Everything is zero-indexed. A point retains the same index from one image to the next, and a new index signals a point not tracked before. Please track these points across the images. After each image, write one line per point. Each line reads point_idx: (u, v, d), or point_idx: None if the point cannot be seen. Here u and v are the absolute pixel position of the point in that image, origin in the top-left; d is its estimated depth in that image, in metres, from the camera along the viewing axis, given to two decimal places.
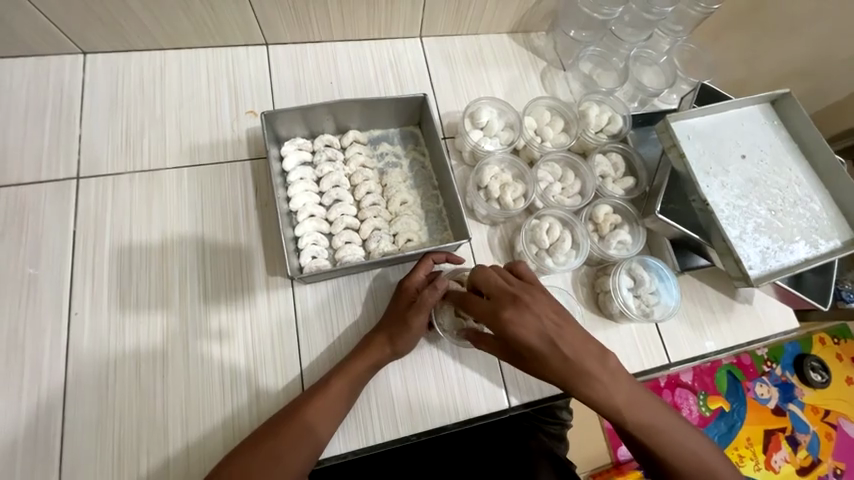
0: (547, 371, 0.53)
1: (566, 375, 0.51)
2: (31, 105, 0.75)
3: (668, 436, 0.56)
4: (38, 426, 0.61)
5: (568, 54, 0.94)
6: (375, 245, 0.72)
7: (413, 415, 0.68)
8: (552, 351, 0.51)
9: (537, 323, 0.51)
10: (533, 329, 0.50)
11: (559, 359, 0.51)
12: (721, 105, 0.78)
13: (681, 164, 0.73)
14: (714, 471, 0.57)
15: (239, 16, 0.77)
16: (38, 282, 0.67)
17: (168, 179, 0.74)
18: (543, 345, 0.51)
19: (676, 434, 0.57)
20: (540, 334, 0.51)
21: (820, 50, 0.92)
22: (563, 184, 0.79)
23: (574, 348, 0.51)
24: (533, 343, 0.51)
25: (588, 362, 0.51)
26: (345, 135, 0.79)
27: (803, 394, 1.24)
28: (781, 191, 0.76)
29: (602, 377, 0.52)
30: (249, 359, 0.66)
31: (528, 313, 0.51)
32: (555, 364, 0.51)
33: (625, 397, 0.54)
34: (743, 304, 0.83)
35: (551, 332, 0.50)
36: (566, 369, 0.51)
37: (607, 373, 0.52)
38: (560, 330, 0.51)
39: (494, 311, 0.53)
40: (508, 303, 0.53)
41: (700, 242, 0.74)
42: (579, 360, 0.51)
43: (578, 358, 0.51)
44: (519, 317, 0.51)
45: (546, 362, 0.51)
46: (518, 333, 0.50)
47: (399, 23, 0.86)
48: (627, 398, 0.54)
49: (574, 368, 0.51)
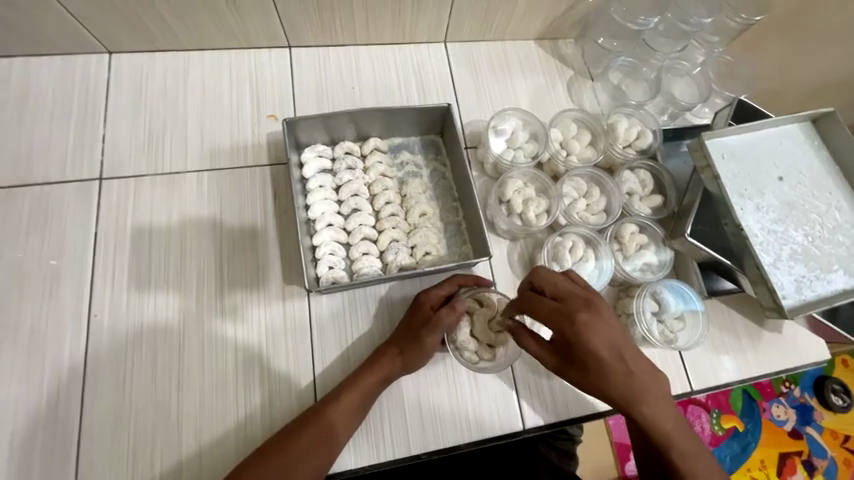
0: (603, 383, 0.51)
1: (623, 387, 0.51)
2: (57, 105, 0.76)
3: (698, 462, 0.56)
4: (55, 427, 0.61)
5: (597, 62, 0.91)
6: (392, 257, 0.70)
7: (426, 433, 0.66)
8: (616, 364, 0.50)
9: (608, 333, 0.50)
10: (604, 342, 0.49)
11: (621, 374, 0.50)
12: (759, 123, 0.75)
13: (715, 186, 0.70)
14: None
15: (264, 19, 0.76)
16: (59, 283, 0.67)
17: (188, 182, 0.74)
18: (608, 358, 0.50)
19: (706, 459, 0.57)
20: (609, 345, 0.49)
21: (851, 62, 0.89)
22: (587, 201, 0.77)
23: (635, 364, 0.51)
24: (602, 352, 0.49)
25: (644, 378, 0.51)
26: (365, 143, 0.78)
27: (822, 418, 1.19)
28: (820, 217, 0.73)
29: (654, 394, 0.52)
30: (264, 367, 0.66)
31: (601, 322, 0.50)
32: (616, 377, 0.50)
33: (669, 419, 0.54)
34: (771, 333, 0.79)
35: (619, 343, 0.50)
36: (626, 381, 0.50)
37: (659, 391, 0.53)
38: (624, 345, 0.50)
39: (567, 316, 0.50)
40: (582, 309, 0.50)
41: (730, 267, 0.71)
42: (638, 376, 0.51)
43: (636, 374, 0.51)
44: (594, 323, 0.49)
45: (607, 373, 0.50)
46: (590, 339, 0.49)
47: (424, 28, 0.84)
48: (670, 421, 0.54)
49: (633, 381, 0.51)
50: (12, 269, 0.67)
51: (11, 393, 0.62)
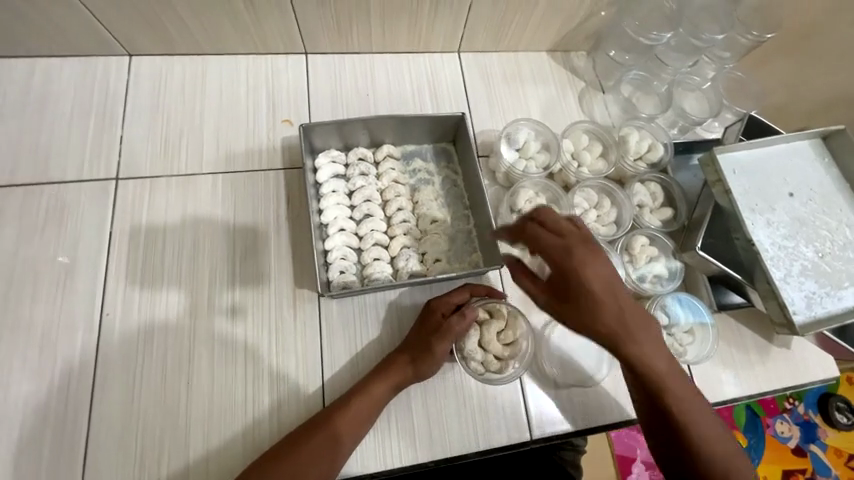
0: (599, 324, 0.47)
1: (618, 327, 0.48)
2: (77, 105, 0.77)
3: (695, 413, 0.54)
4: (64, 426, 0.61)
5: (608, 76, 0.92)
6: (403, 263, 0.71)
7: (433, 441, 0.66)
8: (613, 305, 0.47)
9: (606, 271, 0.47)
10: (601, 279, 0.47)
11: (617, 314, 0.47)
12: (769, 139, 0.75)
13: (726, 200, 0.71)
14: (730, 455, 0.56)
15: (283, 24, 0.77)
16: (73, 281, 0.68)
17: (203, 184, 0.75)
18: (605, 297, 0.47)
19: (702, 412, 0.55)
20: (607, 283, 0.47)
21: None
22: (598, 212, 0.77)
23: (631, 304, 0.48)
24: (600, 289, 0.46)
25: (639, 320, 0.49)
26: (379, 149, 0.79)
27: (826, 435, 1.17)
28: (830, 233, 0.73)
29: (648, 339, 0.49)
30: (273, 371, 0.66)
31: (599, 259, 0.47)
32: (612, 316, 0.47)
33: (663, 364, 0.51)
34: (779, 349, 0.79)
35: (616, 283, 0.47)
36: (621, 321, 0.47)
37: (653, 337, 0.50)
38: (620, 285, 0.48)
39: (562, 250, 0.47)
40: (578, 243, 0.48)
41: (740, 281, 0.71)
42: (635, 318, 0.48)
43: (634, 316, 0.48)
44: (594, 259, 0.47)
45: (604, 311, 0.47)
46: (590, 274, 0.46)
47: (440, 38, 0.85)
48: (664, 368, 0.52)
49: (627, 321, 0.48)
50: (27, 267, 0.68)
51: (22, 390, 0.62)
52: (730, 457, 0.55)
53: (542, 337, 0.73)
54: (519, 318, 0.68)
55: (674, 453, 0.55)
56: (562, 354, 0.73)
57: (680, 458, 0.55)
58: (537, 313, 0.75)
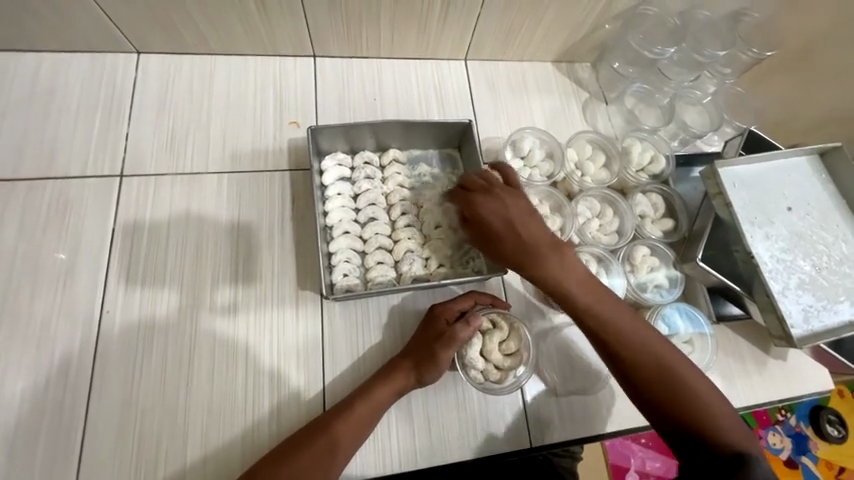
0: (503, 253, 0.59)
1: (518, 254, 0.58)
2: (83, 101, 0.77)
3: (644, 349, 0.54)
4: (60, 424, 0.60)
5: (612, 87, 0.93)
6: (407, 267, 0.71)
7: (433, 446, 0.66)
8: (509, 233, 0.59)
9: (501, 208, 0.59)
10: (495, 212, 0.59)
11: (513, 240, 0.58)
12: (769, 154, 0.77)
13: (726, 213, 0.72)
14: (700, 400, 0.52)
15: (293, 27, 0.78)
16: (74, 278, 0.67)
17: (208, 183, 0.75)
18: (501, 227, 0.59)
19: (658, 350, 0.55)
20: (503, 217, 0.59)
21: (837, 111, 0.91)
22: (600, 221, 0.78)
23: (531, 232, 0.58)
24: (492, 221, 0.59)
25: (541, 247, 0.58)
26: (385, 154, 0.79)
27: (817, 448, 1.17)
28: (827, 248, 0.74)
29: (555, 265, 0.57)
30: (274, 372, 0.66)
31: (495, 200, 0.60)
32: (508, 244, 0.58)
33: (581, 290, 0.57)
34: (775, 361, 0.80)
35: (513, 217, 0.59)
36: (519, 248, 0.58)
37: (565, 265, 0.57)
38: (517, 217, 0.59)
39: (465, 193, 0.63)
40: (479, 188, 0.62)
41: (739, 293, 0.72)
42: (534, 242, 0.58)
43: (533, 241, 0.58)
44: (488, 200, 0.60)
45: (502, 241, 0.59)
46: (483, 211, 0.60)
47: (447, 45, 0.86)
48: (587, 296, 0.56)
49: (526, 247, 0.58)
50: (27, 262, 0.67)
51: (18, 387, 0.61)
52: (705, 398, 0.53)
53: (544, 344, 0.73)
54: (519, 326, 0.68)
55: (644, 398, 0.54)
56: (563, 362, 0.73)
57: (651, 403, 0.53)
58: (539, 320, 0.75)
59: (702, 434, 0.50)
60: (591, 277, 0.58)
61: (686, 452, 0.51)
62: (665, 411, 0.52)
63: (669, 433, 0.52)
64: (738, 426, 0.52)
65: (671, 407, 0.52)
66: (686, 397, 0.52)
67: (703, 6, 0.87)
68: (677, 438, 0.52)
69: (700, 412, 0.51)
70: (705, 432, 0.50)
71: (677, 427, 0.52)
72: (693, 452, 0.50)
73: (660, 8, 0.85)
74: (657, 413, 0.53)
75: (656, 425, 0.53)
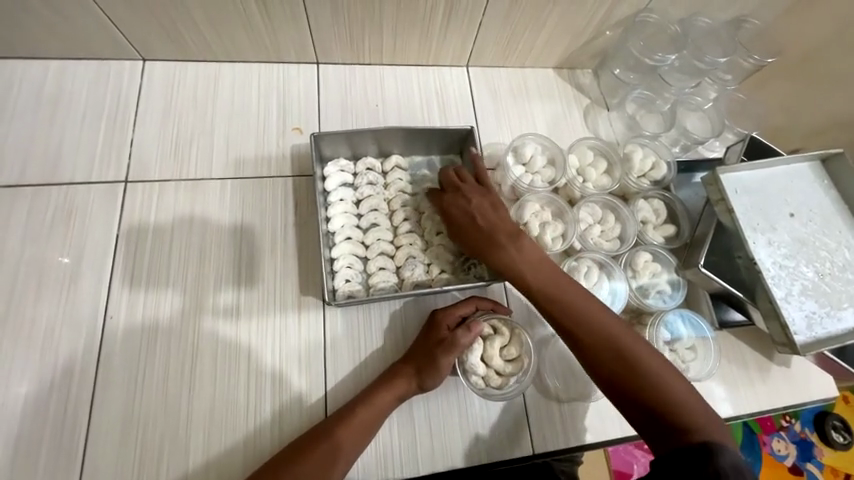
0: (468, 244, 0.66)
1: (480, 243, 0.64)
2: (89, 108, 0.78)
3: (601, 331, 0.54)
4: (63, 429, 0.60)
5: (613, 93, 0.94)
6: (408, 273, 0.71)
7: (435, 453, 0.66)
8: (473, 225, 0.65)
9: (466, 204, 0.66)
10: (460, 207, 0.67)
11: (475, 232, 0.65)
12: (770, 160, 0.77)
13: (728, 219, 0.72)
14: (658, 384, 0.51)
15: (296, 35, 0.78)
16: (78, 283, 0.67)
17: (212, 189, 0.75)
18: (466, 220, 0.66)
19: (615, 333, 0.54)
20: (467, 212, 0.66)
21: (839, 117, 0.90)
22: (602, 227, 0.78)
23: (492, 223, 0.64)
24: (458, 216, 0.66)
25: (499, 236, 0.63)
26: (387, 160, 0.79)
27: (822, 455, 1.15)
28: (829, 254, 0.74)
29: (513, 251, 0.61)
30: (276, 377, 0.66)
31: (461, 197, 0.67)
32: (471, 235, 0.65)
33: (538, 274, 0.60)
34: (779, 367, 0.80)
35: (475, 211, 0.65)
36: (481, 238, 0.64)
37: (524, 252, 0.61)
38: (479, 210, 0.65)
39: (437, 193, 0.70)
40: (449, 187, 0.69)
41: (742, 299, 0.72)
42: (494, 232, 0.63)
43: (493, 230, 0.64)
44: (455, 197, 0.68)
45: (467, 233, 0.65)
46: (450, 208, 0.67)
47: (449, 52, 0.86)
48: (545, 281, 0.59)
49: (486, 237, 0.63)
50: (31, 267, 0.68)
51: (22, 391, 0.62)
52: (670, 383, 0.51)
53: (546, 351, 0.73)
54: (520, 332, 0.68)
55: (607, 383, 0.53)
56: (565, 368, 0.72)
57: (614, 388, 0.52)
58: (541, 326, 0.75)
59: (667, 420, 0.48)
60: (550, 263, 0.61)
61: (654, 439, 0.49)
62: (629, 396, 0.51)
63: (636, 419, 0.51)
64: (710, 415, 0.49)
65: (634, 391, 0.51)
66: (651, 382, 0.51)
67: (703, 13, 0.87)
68: (644, 425, 0.50)
69: (665, 398, 0.50)
70: (670, 417, 0.48)
71: (641, 411, 0.50)
72: (660, 440, 0.48)
73: (661, 15, 0.86)
74: (623, 398, 0.52)
75: (624, 411, 0.52)
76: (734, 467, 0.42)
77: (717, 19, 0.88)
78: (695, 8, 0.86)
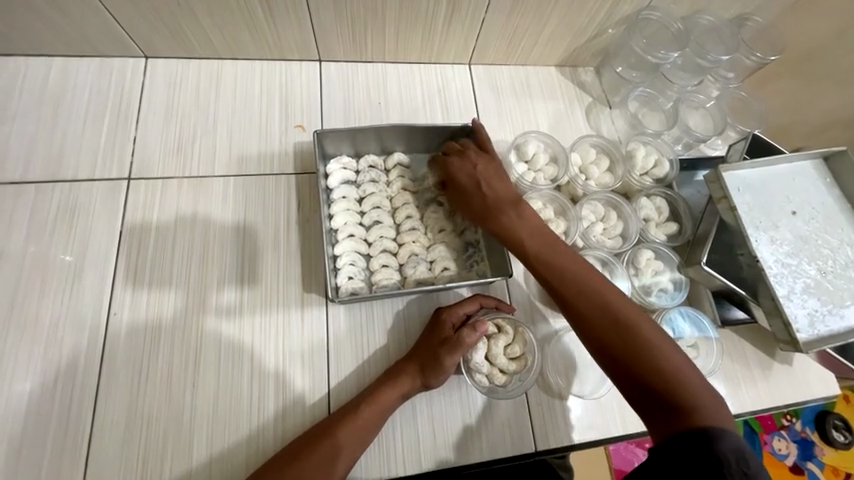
0: (472, 211, 0.67)
1: (484, 210, 0.65)
2: (92, 105, 0.78)
3: (601, 300, 0.54)
4: (67, 425, 0.61)
5: (615, 92, 0.94)
6: (411, 270, 0.71)
7: (437, 450, 0.66)
8: (475, 190, 0.66)
9: (471, 170, 0.68)
10: (465, 171, 0.68)
11: (479, 198, 0.66)
12: (773, 158, 0.76)
13: (731, 218, 0.72)
14: (659, 355, 0.50)
15: (299, 33, 0.78)
16: (82, 279, 0.68)
17: (215, 186, 0.75)
18: (471, 186, 0.67)
19: (615, 303, 0.54)
20: (472, 178, 0.67)
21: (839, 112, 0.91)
22: (605, 225, 0.78)
23: (494, 191, 0.65)
24: (464, 181, 0.67)
25: (504, 202, 0.64)
26: (389, 157, 0.79)
27: (823, 454, 1.15)
28: (832, 252, 0.74)
29: (513, 218, 0.63)
30: (279, 373, 0.66)
31: (468, 163, 0.68)
32: (475, 201, 0.66)
33: (539, 244, 0.60)
34: (781, 365, 0.80)
35: (481, 178, 0.66)
36: (485, 205, 0.65)
37: (526, 222, 0.62)
38: (486, 177, 0.67)
39: (443, 157, 0.72)
40: (455, 150, 0.71)
41: (744, 297, 0.72)
42: (496, 199, 0.65)
43: (495, 198, 0.65)
44: (461, 164, 0.69)
45: (472, 200, 0.66)
46: (456, 173, 0.68)
47: (451, 50, 0.86)
48: (544, 249, 0.60)
49: (490, 203, 0.65)
50: (34, 264, 0.68)
51: (26, 389, 0.62)
52: (674, 362, 0.50)
53: (549, 350, 0.73)
54: (524, 329, 0.68)
55: (600, 353, 0.53)
56: (567, 366, 0.73)
57: (616, 367, 0.51)
58: (543, 323, 0.75)
59: (666, 398, 0.48)
60: (553, 238, 0.61)
61: (652, 419, 0.48)
62: (631, 374, 0.50)
63: (636, 399, 0.50)
64: (714, 398, 0.48)
65: (634, 367, 0.50)
66: (655, 360, 0.50)
67: (706, 11, 0.87)
68: (639, 399, 0.50)
69: (670, 379, 0.48)
70: (673, 398, 0.47)
71: (633, 384, 0.50)
72: (652, 413, 0.48)
73: (664, 13, 0.85)
74: (624, 377, 0.51)
75: (623, 390, 0.51)
76: (736, 453, 0.42)
77: (721, 17, 0.88)
78: (697, 7, 0.86)
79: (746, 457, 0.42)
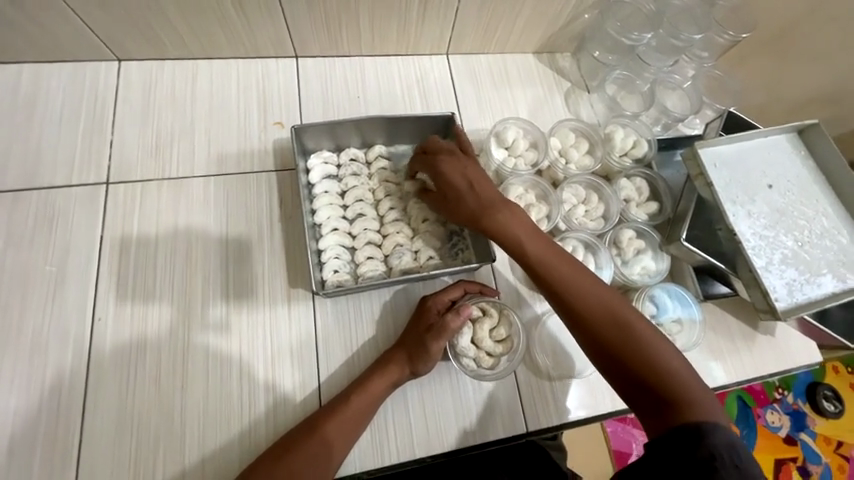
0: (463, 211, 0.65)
1: (476, 210, 0.64)
2: (66, 111, 0.77)
3: (595, 299, 0.55)
4: (56, 432, 0.60)
5: (593, 75, 0.94)
6: (396, 261, 0.71)
7: (429, 435, 0.67)
8: (466, 189, 0.64)
9: (462, 170, 0.66)
10: (455, 171, 0.66)
11: (471, 197, 0.64)
12: (746, 133, 0.78)
13: (708, 193, 0.73)
14: (654, 353, 0.51)
15: (273, 29, 0.78)
16: (64, 286, 0.67)
17: (195, 187, 0.75)
18: (461, 185, 0.65)
19: (609, 301, 0.55)
20: (463, 177, 0.65)
21: (815, 86, 0.96)
22: (586, 207, 0.79)
23: (485, 190, 0.64)
24: (454, 180, 0.65)
25: (497, 201, 0.63)
26: (370, 150, 0.80)
27: (815, 424, 1.18)
28: (808, 223, 0.75)
29: (508, 218, 0.62)
30: (268, 370, 0.66)
31: (457, 161, 0.67)
32: (467, 200, 0.64)
33: (533, 242, 0.60)
34: (764, 336, 0.81)
35: (472, 176, 0.65)
36: (476, 203, 0.63)
37: (519, 221, 0.62)
38: (477, 176, 0.65)
39: (429, 157, 0.69)
40: (442, 152, 0.69)
41: (724, 271, 0.73)
42: (487, 198, 0.64)
43: (486, 196, 0.64)
44: (451, 163, 0.67)
45: (462, 198, 0.65)
46: (445, 171, 0.66)
47: (428, 41, 0.87)
48: (538, 248, 0.60)
49: (483, 202, 0.63)
50: (15, 274, 0.67)
51: (12, 398, 0.61)
52: (668, 359, 0.51)
53: (537, 333, 0.74)
54: (509, 312, 0.69)
55: (596, 351, 0.53)
56: (555, 348, 0.73)
57: (611, 363, 0.52)
58: (529, 307, 0.76)
59: (660, 394, 0.49)
60: (546, 238, 0.61)
61: (646, 414, 0.49)
62: (625, 371, 0.51)
63: (630, 395, 0.51)
64: (705, 392, 0.49)
65: (629, 365, 0.51)
66: (650, 358, 0.51)
67: None
68: (633, 395, 0.51)
69: (664, 376, 0.49)
70: (667, 396, 0.49)
71: (628, 381, 0.51)
72: (647, 410, 0.49)
73: None
74: (620, 374, 0.51)
75: (616, 386, 0.52)
76: (729, 447, 0.43)
77: None
78: None
79: (738, 451, 0.43)
